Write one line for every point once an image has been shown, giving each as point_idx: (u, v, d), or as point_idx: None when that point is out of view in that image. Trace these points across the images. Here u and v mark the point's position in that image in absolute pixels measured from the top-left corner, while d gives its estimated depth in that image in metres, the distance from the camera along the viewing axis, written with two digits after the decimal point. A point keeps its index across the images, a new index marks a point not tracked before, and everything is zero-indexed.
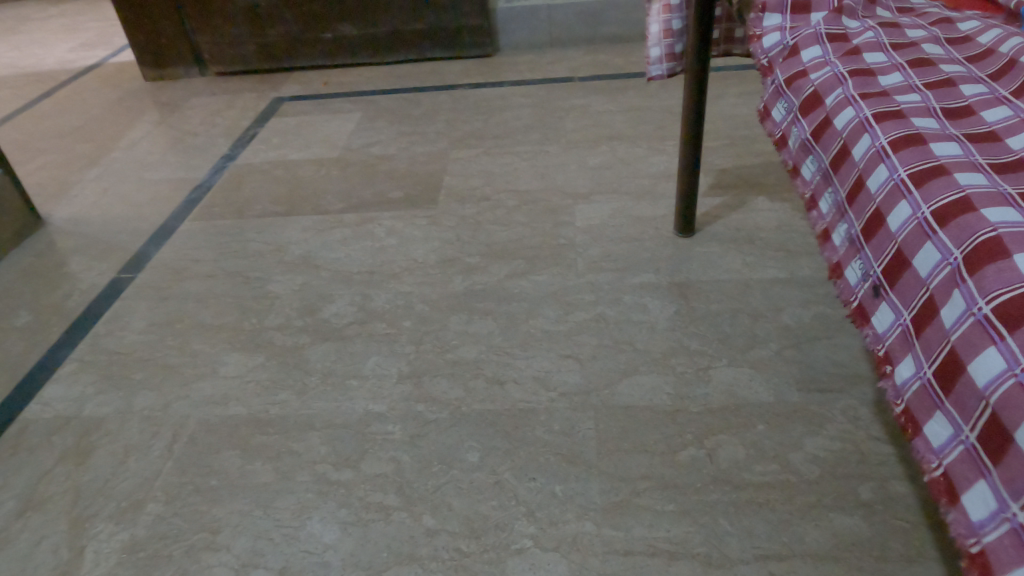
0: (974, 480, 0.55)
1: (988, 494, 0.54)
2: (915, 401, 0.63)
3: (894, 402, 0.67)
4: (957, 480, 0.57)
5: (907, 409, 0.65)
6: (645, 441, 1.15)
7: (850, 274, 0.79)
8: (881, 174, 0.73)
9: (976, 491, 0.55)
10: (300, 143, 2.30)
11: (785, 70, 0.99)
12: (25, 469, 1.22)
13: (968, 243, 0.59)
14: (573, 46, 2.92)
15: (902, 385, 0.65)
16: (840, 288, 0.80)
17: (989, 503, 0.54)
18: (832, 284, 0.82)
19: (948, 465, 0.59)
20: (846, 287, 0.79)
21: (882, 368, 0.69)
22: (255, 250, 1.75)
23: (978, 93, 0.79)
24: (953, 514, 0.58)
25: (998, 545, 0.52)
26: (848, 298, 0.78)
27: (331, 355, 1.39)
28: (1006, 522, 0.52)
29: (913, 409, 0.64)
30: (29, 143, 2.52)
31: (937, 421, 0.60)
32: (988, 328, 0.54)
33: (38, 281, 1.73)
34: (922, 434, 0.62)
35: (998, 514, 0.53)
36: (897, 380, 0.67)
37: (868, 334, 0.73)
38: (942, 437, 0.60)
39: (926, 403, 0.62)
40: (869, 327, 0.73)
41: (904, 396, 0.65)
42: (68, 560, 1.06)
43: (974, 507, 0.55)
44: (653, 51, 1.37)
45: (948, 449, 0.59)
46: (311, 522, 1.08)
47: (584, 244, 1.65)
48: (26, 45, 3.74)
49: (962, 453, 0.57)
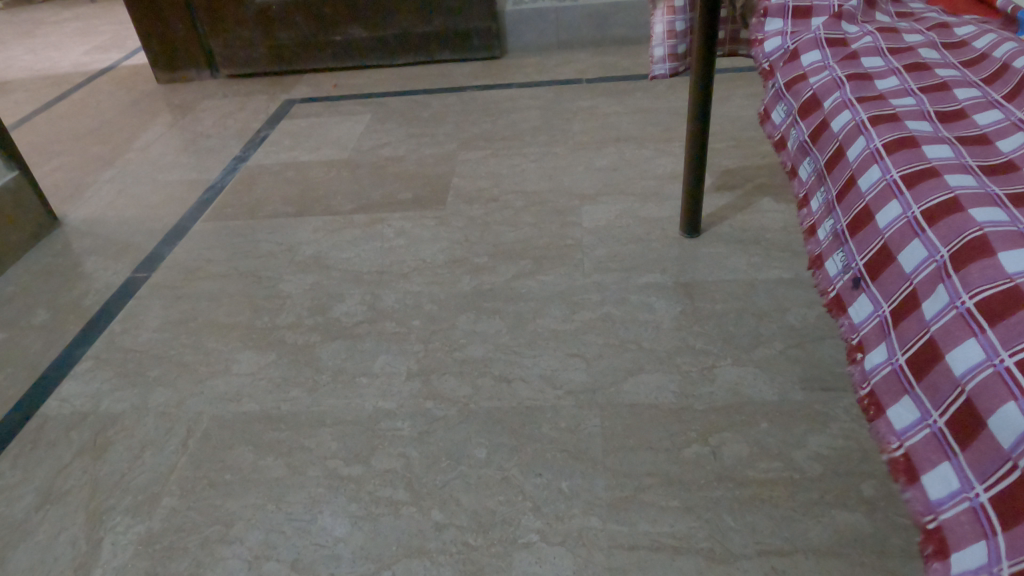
0: (937, 461, 0.57)
1: (951, 475, 0.56)
2: (884, 386, 0.66)
3: (859, 386, 0.69)
4: (918, 460, 0.59)
5: (872, 393, 0.67)
6: (650, 438, 1.17)
7: (831, 266, 0.81)
8: (873, 174, 0.75)
9: (937, 471, 0.57)
10: (311, 145, 2.33)
11: (786, 73, 1.01)
12: (44, 462, 1.25)
13: (954, 241, 0.61)
14: (580, 47, 2.94)
15: (872, 370, 0.67)
16: (821, 281, 0.83)
17: (950, 483, 0.56)
18: (813, 276, 0.85)
19: (910, 446, 0.61)
20: (826, 279, 0.82)
21: (852, 354, 0.71)
22: (267, 250, 1.78)
23: (971, 97, 0.81)
24: (908, 491, 0.60)
25: (955, 521, 0.54)
26: (828, 289, 0.81)
27: (341, 353, 1.42)
28: (966, 501, 0.54)
29: (880, 393, 0.66)
30: (46, 145, 2.57)
31: (905, 405, 0.62)
32: (969, 321, 0.56)
33: (55, 280, 1.76)
34: (886, 416, 0.64)
35: (958, 493, 0.55)
36: (867, 366, 0.69)
37: (842, 323, 0.75)
38: (908, 420, 0.62)
39: (896, 388, 0.64)
40: (845, 316, 0.75)
41: (872, 381, 0.67)
42: (87, 551, 1.09)
43: (933, 485, 0.57)
44: (657, 50, 1.36)
45: (912, 431, 0.61)
46: (322, 516, 1.10)
47: (591, 244, 1.67)
48: (42, 48, 3.81)
49: (927, 436, 0.59)
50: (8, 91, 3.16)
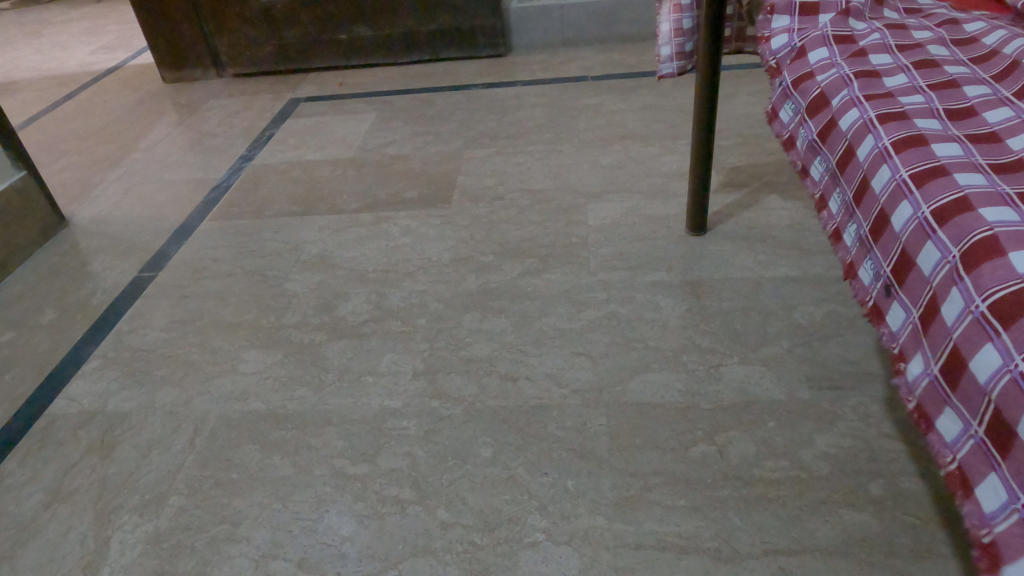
0: (986, 473, 0.56)
1: (998, 486, 0.55)
2: (927, 397, 0.65)
3: (904, 397, 0.68)
4: (969, 473, 0.58)
5: (920, 406, 0.66)
6: (657, 437, 1.16)
7: (864, 274, 0.79)
8: (883, 174, 0.74)
9: (988, 483, 0.56)
10: (317, 143, 2.33)
11: (792, 71, 1.00)
12: (54, 460, 1.26)
13: (964, 241, 0.61)
14: (585, 45, 2.94)
15: (912, 381, 0.66)
16: (856, 290, 0.80)
17: (999, 494, 0.54)
18: (849, 286, 0.82)
19: (961, 459, 0.60)
20: (862, 288, 0.79)
21: (897, 365, 0.70)
22: (273, 249, 1.79)
23: (981, 94, 0.80)
24: (968, 506, 0.58)
25: (1007, 534, 0.53)
26: (865, 298, 0.78)
27: (347, 352, 1.42)
28: (1015, 513, 0.52)
29: (925, 405, 0.65)
30: (52, 144, 2.58)
31: (949, 416, 0.61)
32: (985, 325, 0.56)
33: (63, 279, 1.77)
34: (935, 429, 0.63)
35: (1007, 505, 0.53)
36: (907, 376, 0.67)
37: (883, 332, 0.74)
38: (954, 432, 0.61)
39: (938, 399, 0.63)
40: (884, 325, 0.74)
41: (915, 392, 0.66)
42: (95, 550, 1.10)
43: (986, 498, 0.56)
44: (664, 49, 1.39)
45: (959, 443, 0.60)
46: (328, 515, 1.11)
47: (597, 242, 1.66)
48: (49, 47, 3.83)
49: (973, 448, 0.58)
50: (16, 91, 3.18)
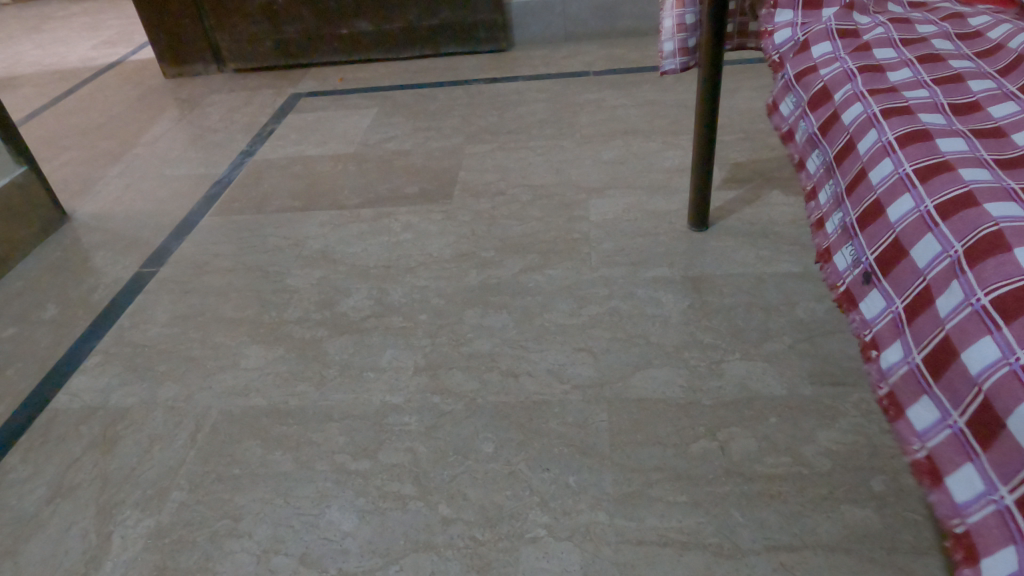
0: (961, 463, 0.57)
1: (975, 477, 0.55)
2: (901, 385, 0.65)
3: (878, 385, 0.69)
4: (941, 462, 0.59)
5: (892, 393, 0.66)
6: (659, 433, 1.16)
7: (839, 260, 0.81)
8: (884, 168, 0.74)
9: (961, 473, 0.57)
10: (319, 139, 2.33)
11: (795, 65, 0.99)
12: (56, 455, 1.26)
13: (968, 236, 0.61)
14: (587, 39, 2.93)
15: (888, 369, 0.67)
16: (829, 274, 0.83)
17: (976, 485, 0.55)
18: (822, 269, 0.85)
19: (932, 447, 0.60)
20: (835, 273, 0.81)
21: (869, 352, 0.71)
22: (275, 245, 1.78)
23: (985, 89, 0.80)
24: (934, 494, 0.60)
25: (982, 525, 0.54)
26: (835, 283, 0.81)
27: (349, 348, 1.42)
28: (991, 504, 0.54)
29: (897, 393, 0.65)
30: (54, 140, 2.58)
31: (924, 405, 0.62)
32: (984, 318, 0.55)
33: (64, 275, 1.77)
34: (907, 417, 0.64)
35: (983, 496, 0.54)
36: (883, 364, 0.68)
37: (854, 319, 0.74)
38: (928, 420, 0.61)
39: (914, 388, 0.63)
40: (857, 312, 0.74)
41: (888, 379, 0.67)
42: (97, 545, 1.10)
43: (958, 488, 0.57)
44: (667, 44, 1.37)
45: (933, 432, 0.60)
46: (330, 510, 1.11)
47: (599, 238, 1.66)
48: (50, 43, 3.83)
49: (950, 437, 0.58)
50: (17, 87, 3.17)
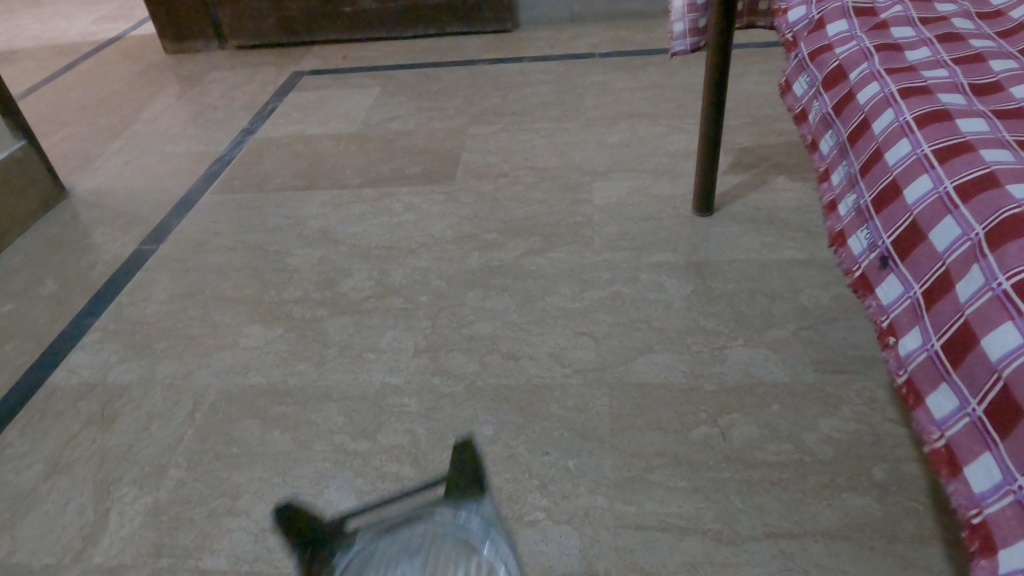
0: (978, 452, 0.56)
1: (992, 466, 0.54)
2: (919, 372, 0.64)
3: (895, 372, 0.68)
4: (958, 451, 0.58)
5: (908, 380, 0.66)
6: (660, 418, 1.16)
7: (856, 245, 0.79)
8: (901, 148, 0.72)
9: (978, 462, 0.56)
10: (320, 118, 2.30)
11: (810, 43, 0.97)
12: (54, 431, 1.25)
13: (989, 219, 0.59)
14: (593, 21, 2.89)
15: (906, 356, 0.66)
16: (843, 258, 0.81)
17: (992, 475, 0.54)
18: (835, 253, 0.83)
19: (950, 436, 0.60)
20: (850, 258, 0.80)
21: (886, 339, 0.70)
22: (275, 224, 1.77)
23: (1007, 69, 0.78)
24: (952, 484, 0.59)
25: (1000, 516, 0.53)
26: (852, 268, 0.79)
27: (348, 328, 1.41)
28: (1009, 494, 0.52)
29: (915, 380, 0.65)
30: (53, 115, 2.55)
31: (941, 393, 0.61)
32: (1006, 303, 0.54)
33: (63, 250, 1.76)
34: (924, 405, 0.63)
35: (1000, 486, 0.53)
36: (900, 351, 0.67)
37: (871, 304, 0.74)
38: (947, 409, 0.60)
39: (932, 374, 0.62)
40: (874, 298, 0.73)
41: (907, 367, 0.66)
42: (95, 522, 1.09)
43: (976, 479, 0.56)
44: (676, 26, 1.35)
45: (951, 420, 0.60)
46: (328, 490, 1.10)
47: (601, 221, 1.64)
48: (49, 17, 3.78)
49: (967, 425, 0.58)
50: (16, 61, 3.14)
